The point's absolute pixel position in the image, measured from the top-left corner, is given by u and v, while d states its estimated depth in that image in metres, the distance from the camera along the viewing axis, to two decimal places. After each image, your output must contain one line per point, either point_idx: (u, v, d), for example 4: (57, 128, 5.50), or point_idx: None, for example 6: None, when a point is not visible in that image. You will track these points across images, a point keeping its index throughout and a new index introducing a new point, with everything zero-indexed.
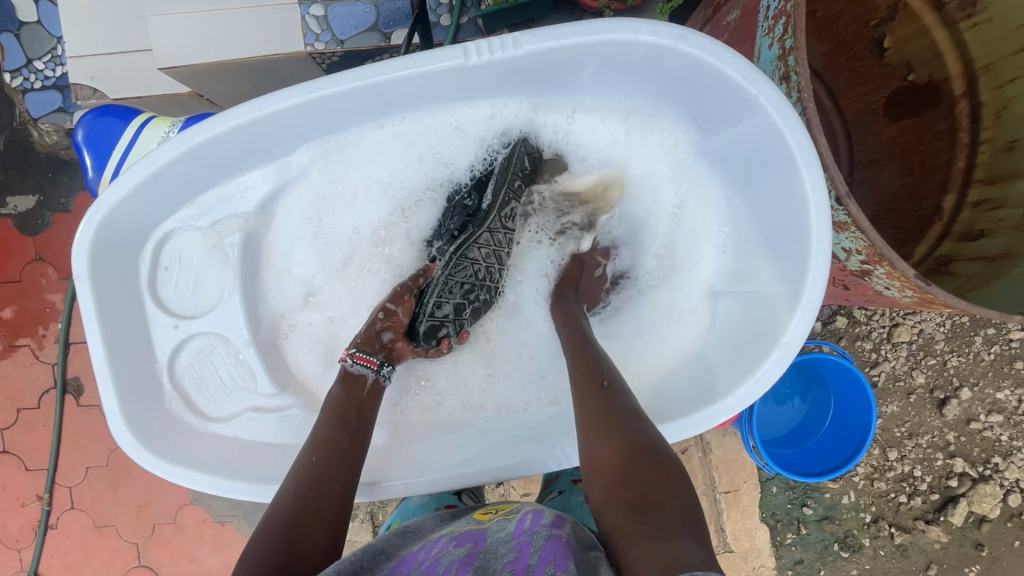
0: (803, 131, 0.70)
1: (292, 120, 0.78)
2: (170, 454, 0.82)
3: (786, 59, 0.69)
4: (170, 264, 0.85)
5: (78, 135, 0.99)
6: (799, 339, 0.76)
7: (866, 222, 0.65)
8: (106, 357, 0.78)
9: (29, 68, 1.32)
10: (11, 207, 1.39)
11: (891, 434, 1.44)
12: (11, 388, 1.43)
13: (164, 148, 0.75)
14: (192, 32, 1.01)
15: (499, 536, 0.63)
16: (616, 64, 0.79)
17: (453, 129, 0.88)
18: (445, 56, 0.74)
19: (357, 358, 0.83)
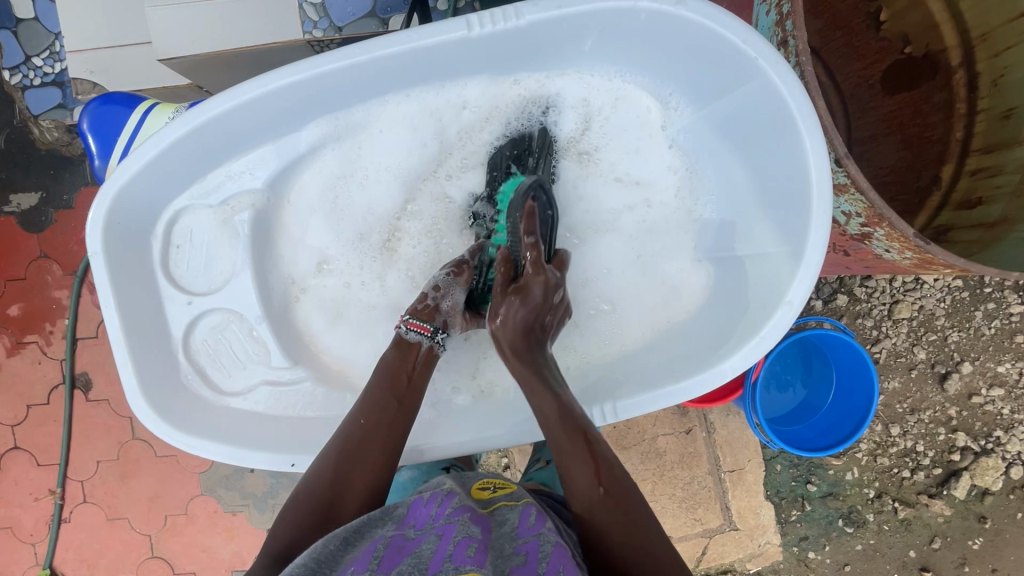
0: (803, 93, 0.71)
1: (301, 96, 0.79)
2: (187, 427, 0.83)
3: (782, 23, 0.72)
4: (182, 242, 0.86)
5: (83, 122, 1.00)
6: (802, 298, 0.76)
7: (866, 183, 0.67)
8: (123, 331, 0.79)
9: (28, 64, 1.32)
10: (15, 204, 1.40)
11: (893, 410, 1.46)
12: (20, 384, 1.45)
13: (173, 125, 0.76)
14: (190, 22, 1.01)
15: (504, 531, 0.62)
16: (618, 32, 0.79)
17: (458, 103, 0.90)
18: (448, 28, 0.74)
19: (412, 324, 0.83)
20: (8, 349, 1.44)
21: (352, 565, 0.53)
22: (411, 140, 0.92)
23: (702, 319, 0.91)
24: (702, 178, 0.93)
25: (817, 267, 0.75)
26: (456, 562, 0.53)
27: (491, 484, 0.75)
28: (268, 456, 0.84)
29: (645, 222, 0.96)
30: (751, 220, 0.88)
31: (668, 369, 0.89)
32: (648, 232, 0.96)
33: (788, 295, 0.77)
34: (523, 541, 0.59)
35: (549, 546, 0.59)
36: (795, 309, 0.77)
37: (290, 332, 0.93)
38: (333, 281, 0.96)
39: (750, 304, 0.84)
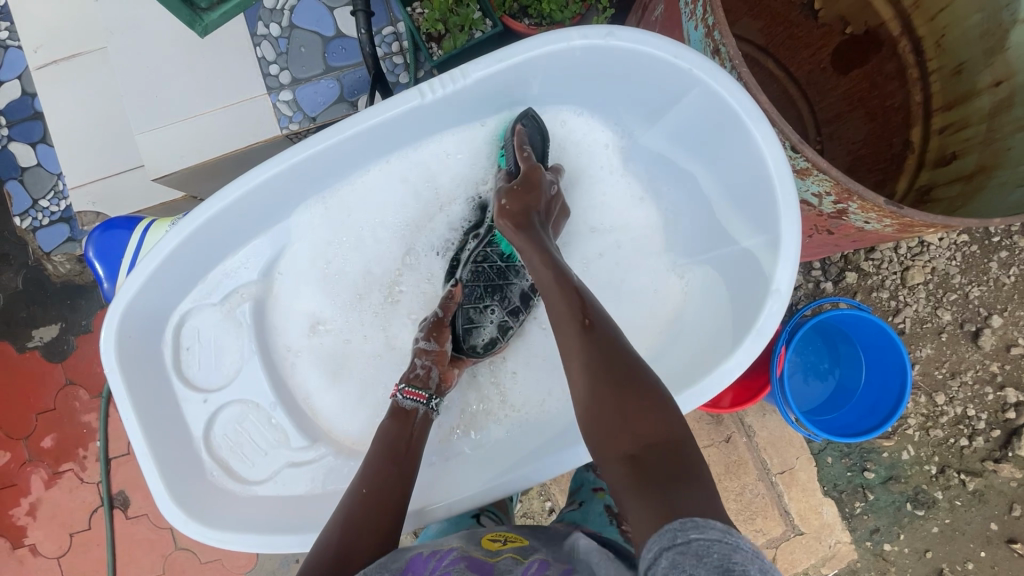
0: (740, 92, 0.74)
1: (280, 186, 0.84)
2: (218, 522, 0.82)
3: (711, 34, 0.71)
4: (191, 343, 0.88)
5: (88, 251, 1.05)
6: (789, 283, 0.76)
7: (826, 162, 0.65)
8: (145, 439, 0.80)
9: (35, 207, 1.41)
10: (37, 339, 1.46)
11: (933, 377, 1.41)
12: (61, 514, 1.47)
13: (170, 236, 0.80)
14: (174, 141, 1.08)
15: (508, 570, 0.62)
16: (559, 71, 0.84)
17: (432, 164, 0.95)
18: (403, 99, 0.80)
19: (407, 393, 0.85)
20: (45, 482, 1.47)
21: None
22: (387, 204, 0.96)
23: (704, 322, 0.90)
24: (665, 191, 0.97)
25: (796, 246, 0.76)
26: None
27: (501, 535, 0.74)
28: (298, 536, 0.80)
29: (627, 240, 0.98)
30: (722, 213, 0.89)
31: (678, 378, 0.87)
32: (633, 244, 0.98)
33: (774, 284, 0.77)
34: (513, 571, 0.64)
35: None
36: (784, 295, 0.77)
37: (304, 409, 0.95)
38: (332, 347, 0.97)
39: (744, 298, 0.83)
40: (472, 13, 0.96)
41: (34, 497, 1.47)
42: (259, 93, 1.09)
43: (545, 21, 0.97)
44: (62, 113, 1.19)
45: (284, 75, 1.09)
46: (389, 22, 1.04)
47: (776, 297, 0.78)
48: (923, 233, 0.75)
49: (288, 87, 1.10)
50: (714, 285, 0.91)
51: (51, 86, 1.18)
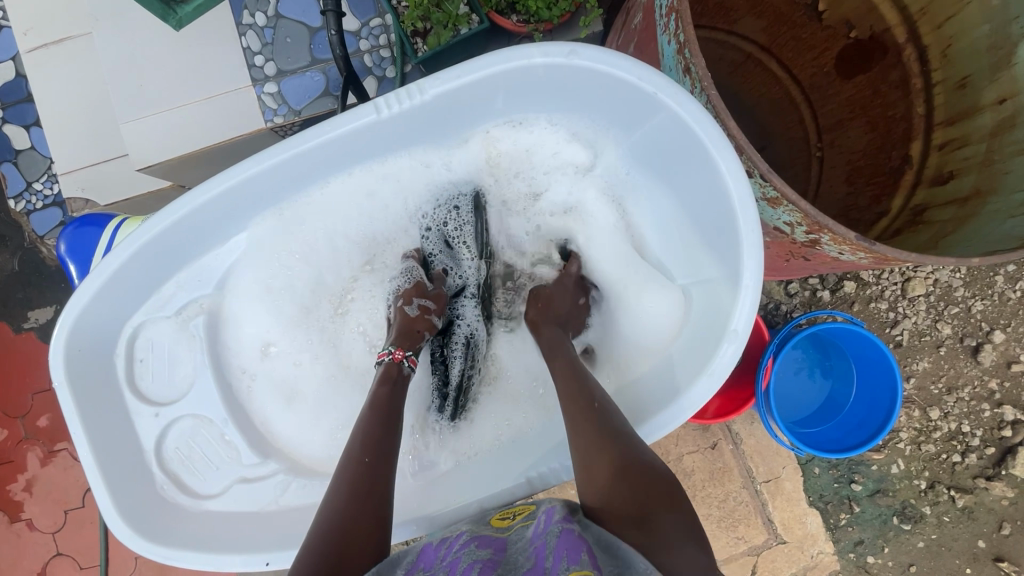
0: (709, 119, 0.70)
1: (236, 199, 0.81)
2: (164, 538, 0.80)
3: (681, 52, 0.66)
4: (145, 355, 0.86)
5: (59, 247, 1.03)
6: (747, 326, 0.74)
7: (794, 193, 0.62)
8: (92, 454, 0.78)
9: (30, 190, 1.42)
10: (33, 320, 1.48)
11: (928, 392, 1.38)
12: (56, 491, 1.51)
13: (117, 251, 0.78)
14: (158, 133, 1.07)
15: (517, 546, 0.65)
16: (523, 88, 0.80)
17: (397, 178, 0.92)
18: (358, 114, 0.76)
19: (413, 361, 0.84)
20: (41, 460, 1.51)
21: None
22: (352, 218, 0.94)
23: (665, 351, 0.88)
24: (635, 212, 0.94)
25: (756, 288, 0.73)
26: None
27: (511, 510, 0.78)
28: (242, 558, 0.81)
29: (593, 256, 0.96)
30: (691, 243, 0.87)
31: (642, 404, 0.85)
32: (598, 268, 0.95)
33: (731, 325, 0.75)
34: (534, 548, 0.63)
35: (554, 539, 0.61)
36: (741, 337, 0.74)
37: (258, 423, 0.93)
38: (287, 369, 0.94)
39: (702, 337, 0.81)
40: (458, 10, 0.92)
41: (30, 474, 1.51)
42: (244, 84, 1.07)
43: (533, 19, 0.93)
44: (51, 98, 1.18)
45: (269, 66, 1.07)
46: (378, 14, 1.02)
47: (732, 340, 0.75)
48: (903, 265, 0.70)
49: (272, 80, 1.07)
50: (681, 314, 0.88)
51: (39, 70, 1.17)
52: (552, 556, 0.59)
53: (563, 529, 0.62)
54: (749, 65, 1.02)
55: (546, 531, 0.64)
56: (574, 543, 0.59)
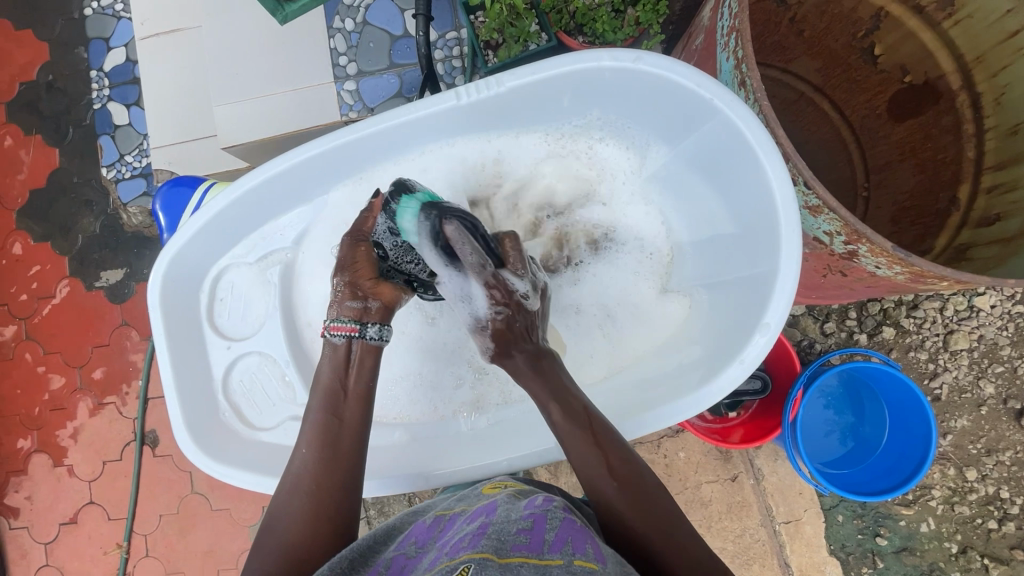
0: (760, 126, 0.73)
1: (322, 166, 0.88)
2: (224, 458, 0.87)
3: (739, 67, 0.72)
4: (224, 294, 0.93)
5: (154, 204, 1.12)
6: (779, 319, 0.75)
7: (836, 202, 0.65)
8: (173, 373, 0.86)
9: (121, 161, 1.56)
10: (104, 280, 1.61)
11: (966, 451, 1.33)
12: (99, 442, 1.61)
13: (217, 197, 0.86)
14: (247, 116, 1.18)
15: (508, 507, 0.60)
16: (592, 91, 0.86)
17: (480, 156, 0.95)
18: (439, 100, 0.83)
19: (333, 329, 0.77)
20: (91, 410, 1.61)
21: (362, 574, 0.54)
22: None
23: (696, 346, 0.89)
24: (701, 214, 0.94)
25: (792, 282, 0.75)
26: (451, 554, 0.51)
27: (501, 482, 0.75)
28: None
29: (631, 255, 0.98)
30: (730, 247, 0.88)
31: (675, 391, 0.86)
32: (631, 266, 0.98)
33: (765, 317, 0.77)
34: (528, 514, 0.57)
35: (557, 521, 0.55)
36: (773, 330, 0.76)
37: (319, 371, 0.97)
38: None
39: (731, 334, 0.83)
40: (530, 26, 1.00)
41: (78, 422, 1.62)
42: (327, 81, 1.17)
43: (598, 41, 1.01)
44: (155, 79, 1.31)
45: (351, 66, 1.18)
46: (454, 27, 1.12)
47: (765, 331, 0.77)
48: (938, 287, 0.73)
49: (353, 78, 1.17)
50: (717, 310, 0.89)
51: (150, 56, 1.31)
52: (554, 532, 0.53)
53: (566, 515, 0.57)
54: (802, 104, 1.08)
55: (545, 509, 0.58)
56: (580, 534, 0.54)
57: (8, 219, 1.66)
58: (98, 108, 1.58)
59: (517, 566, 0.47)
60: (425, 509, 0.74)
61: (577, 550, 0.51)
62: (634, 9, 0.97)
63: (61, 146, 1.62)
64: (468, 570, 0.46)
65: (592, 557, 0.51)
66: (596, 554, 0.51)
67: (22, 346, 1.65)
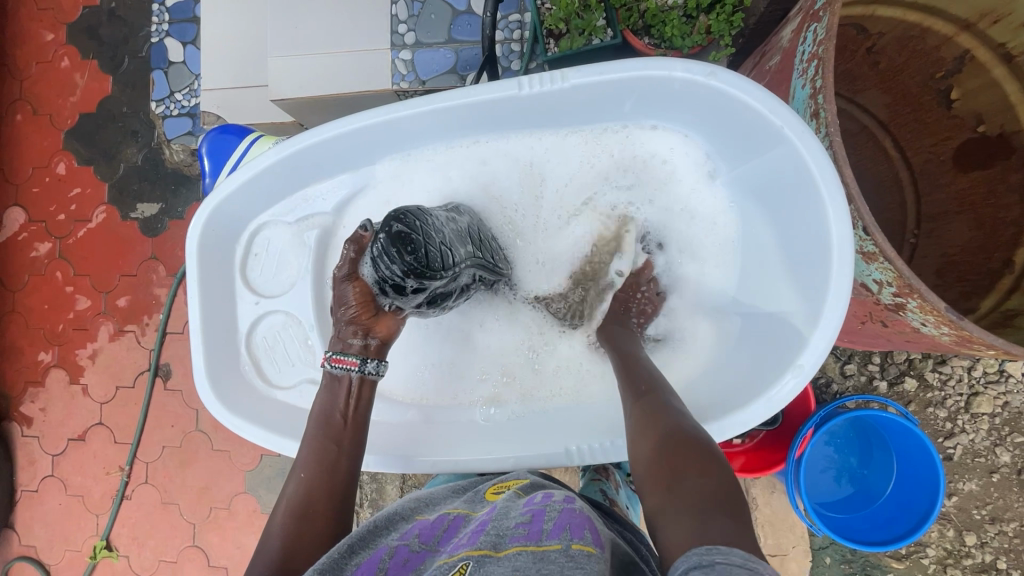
0: (829, 161, 0.70)
1: (373, 138, 0.87)
2: (238, 411, 0.90)
3: (815, 97, 0.69)
4: (260, 250, 0.95)
5: (201, 148, 1.14)
6: (813, 363, 0.74)
7: (893, 251, 0.63)
8: (201, 321, 0.89)
9: (171, 98, 1.56)
10: (139, 212, 1.64)
11: (969, 515, 1.30)
12: (115, 367, 1.66)
13: (267, 153, 0.86)
14: (300, 71, 1.18)
15: (508, 506, 0.60)
16: (657, 98, 0.83)
17: (531, 147, 0.93)
18: (501, 87, 0.80)
19: (335, 360, 0.76)
20: (111, 335, 1.66)
21: None
22: (468, 179, 0.95)
23: (722, 374, 0.89)
24: (748, 240, 0.91)
25: (834, 325, 0.73)
26: (449, 553, 0.51)
27: (502, 485, 0.75)
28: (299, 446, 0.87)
29: (669, 270, 0.96)
30: (774, 280, 0.86)
31: (693, 415, 0.85)
32: (666, 282, 0.96)
33: (799, 358, 0.75)
34: (528, 510, 0.57)
35: (555, 511, 0.55)
36: (806, 372, 0.75)
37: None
38: None
39: (759, 369, 0.83)
40: (596, 20, 0.97)
41: (98, 345, 1.67)
42: (383, 47, 1.16)
43: (663, 44, 0.98)
44: (215, 21, 1.32)
45: (409, 36, 1.16)
46: (518, 10, 1.10)
47: (796, 373, 0.76)
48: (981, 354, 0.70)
49: (409, 48, 1.16)
50: (748, 341, 0.87)
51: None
52: (553, 520, 0.52)
53: (565, 506, 0.57)
54: (863, 137, 1.03)
55: (546, 504, 0.58)
56: (578, 519, 0.53)
57: (56, 139, 1.70)
58: (154, 42, 1.60)
59: (514, 555, 0.47)
60: (433, 497, 0.74)
61: (575, 535, 0.49)
62: (707, 17, 0.94)
63: (115, 75, 1.64)
64: (466, 569, 0.47)
65: (589, 540, 0.49)
66: (595, 536, 0.50)
67: (54, 265, 1.70)
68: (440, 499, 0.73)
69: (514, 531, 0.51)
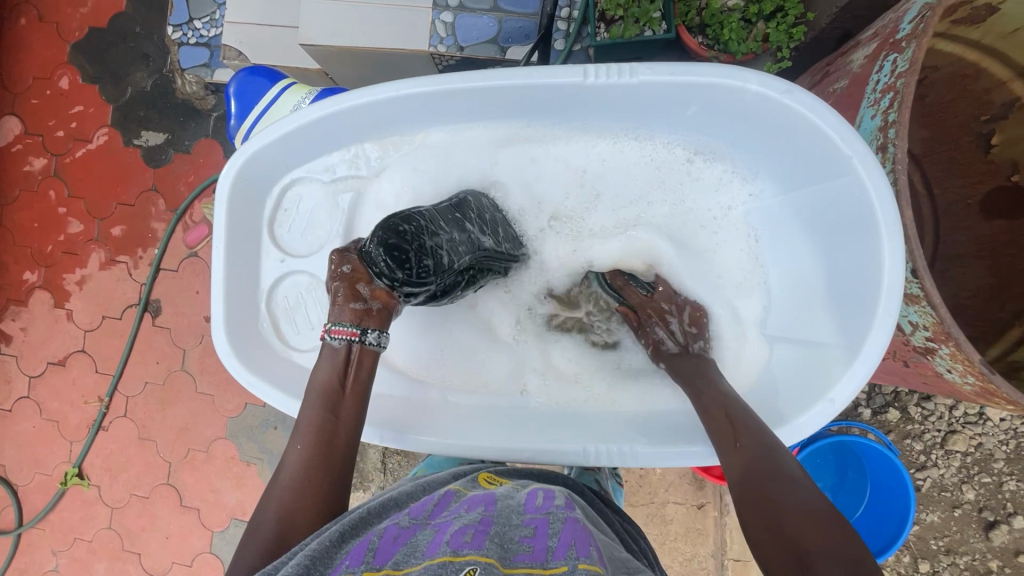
0: (891, 198, 0.70)
1: (426, 108, 0.85)
2: (252, 368, 0.88)
3: (885, 131, 0.70)
4: (290, 206, 0.93)
5: (229, 87, 1.10)
6: (844, 399, 0.74)
7: (939, 298, 0.66)
8: (224, 271, 0.87)
9: (189, 25, 1.46)
10: (143, 140, 1.57)
11: (926, 545, 1.35)
12: (103, 296, 1.61)
13: (313, 108, 0.82)
14: (333, 17, 1.12)
15: (509, 503, 0.62)
16: (721, 107, 0.81)
17: (581, 138, 0.92)
18: (566, 72, 0.77)
19: (333, 331, 0.73)
20: (101, 263, 1.61)
21: (346, 559, 0.51)
22: (514, 165, 0.94)
23: (742, 396, 0.88)
24: (783, 263, 0.91)
25: (871, 365, 0.73)
26: (453, 547, 0.51)
27: (496, 475, 0.75)
28: None
29: (700, 280, 0.95)
30: (810, 308, 0.86)
31: None
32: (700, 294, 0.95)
33: (830, 392, 0.75)
34: (530, 518, 0.58)
35: (560, 523, 0.56)
36: (834, 408, 0.74)
37: None
38: None
39: (784, 397, 0.82)
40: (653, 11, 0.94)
41: (87, 272, 1.62)
42: (425, 6, 1.11)
43: (717, 47, 0.95)
44: None
45: None
46: None
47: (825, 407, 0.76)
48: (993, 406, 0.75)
49: (451, 10, 1.11)
50: (775, 365, 0.87)
51: None
52: (557, 536, 0.54)
53: (567, 516, 0.58)
54: None
55: (546, 512, 0.60)
56: (582, 536, 0.54)
57: (61, 50, 1.61)
58: None
59: None
60: (432, 480, 0.74)
61: (581, 551, 0.51)
62: (766, 25, 0.93)
63: None
64: (474, 573, 0.47)
65: (596, 558, 0.51)
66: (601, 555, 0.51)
67: (48, 183, 1.64)
68: (436, 485, 0.73)
69: (521, 546, 0.53)
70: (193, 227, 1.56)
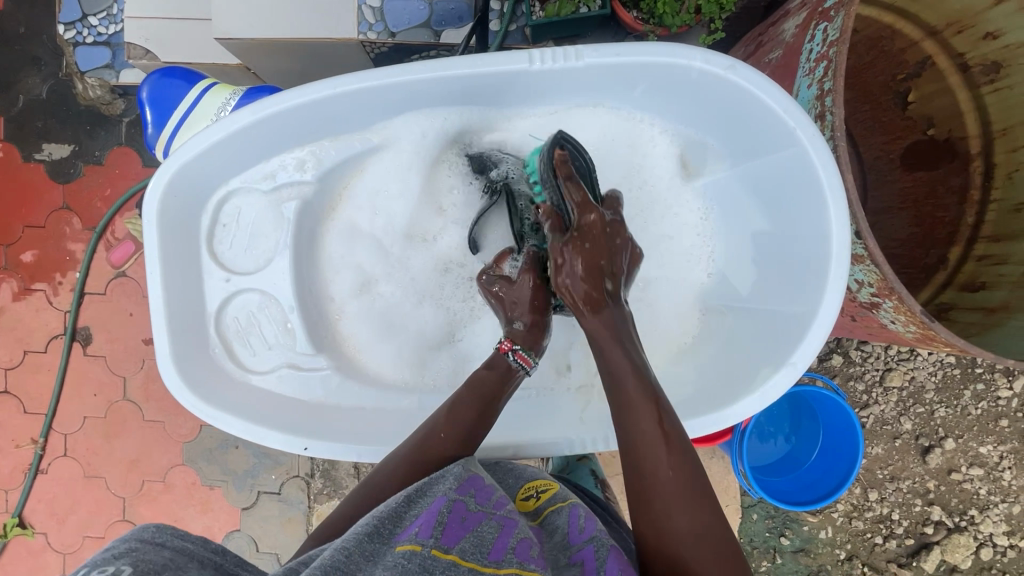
0: (832, 163, 0.74)
1: (369, 104, 0.82)
2: (208, 397, 0.84)
3: (822, 98, 0.74)
4: (229, 221, 0.87)
5: (142, 93, 1.01)
6: (806, 360, 0.78)
7: (881, 256, 0.71)
8: (164, 297, 0.81)
9: (83, 22, 1.32)
10: (46, 154, 1.42)
11: (873, 475, 1.45)
12: (21, 329, 1.47)
13: (244, 113, 0.77)
14: (249, 7, 1.03)
15: (557, 539, 0.66)
16: (664, 85, 0.82)
17: (528, 126, 0.90)
18: (511, 59, 0.76)
19: (519, 355, 0.79)
20: (15, 294, 1.46)
21: (417, 525, 0.55)
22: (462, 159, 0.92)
23: (711, 368, 0.92)
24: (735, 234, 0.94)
25: (827, 325, 0.78)
26: (520, 557, 0.55)
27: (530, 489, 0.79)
28: (284, 435, 0.84)
29: (662, 259, 0.96)
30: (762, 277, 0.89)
31: (682, 403, 0.88)
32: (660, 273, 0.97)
33: (792, 356, 0.79)
34: (579, 551, 0.62)
35: (607, 553, 0.61)
36: (796, 370, 0.79)
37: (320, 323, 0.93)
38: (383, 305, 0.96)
39: (750, 365, 0.86)
40: None
41: None
42: None
43: (652, 20, 0.95)
44: None
45: None
46: None
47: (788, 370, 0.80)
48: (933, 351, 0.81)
49: None
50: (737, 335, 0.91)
51: None
52: (606, 566, 0.58)
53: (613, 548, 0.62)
54: None
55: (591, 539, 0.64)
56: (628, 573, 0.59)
57: None
58: None
59: None
60: None
61: None
62: None
63: None
64: None
65: None
66: None
67: None
68: None
69: None
70: (116, 245, 1.43)
